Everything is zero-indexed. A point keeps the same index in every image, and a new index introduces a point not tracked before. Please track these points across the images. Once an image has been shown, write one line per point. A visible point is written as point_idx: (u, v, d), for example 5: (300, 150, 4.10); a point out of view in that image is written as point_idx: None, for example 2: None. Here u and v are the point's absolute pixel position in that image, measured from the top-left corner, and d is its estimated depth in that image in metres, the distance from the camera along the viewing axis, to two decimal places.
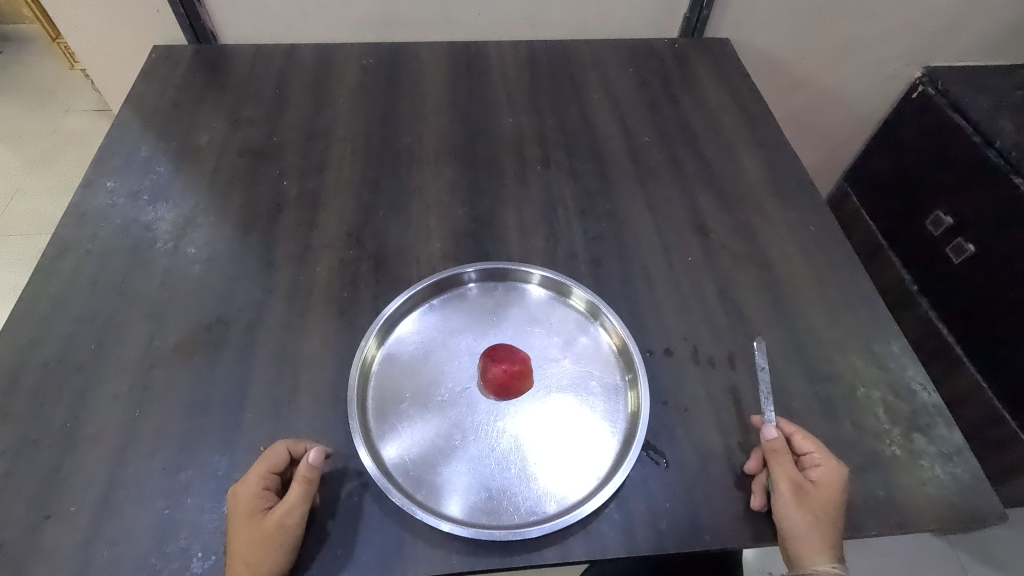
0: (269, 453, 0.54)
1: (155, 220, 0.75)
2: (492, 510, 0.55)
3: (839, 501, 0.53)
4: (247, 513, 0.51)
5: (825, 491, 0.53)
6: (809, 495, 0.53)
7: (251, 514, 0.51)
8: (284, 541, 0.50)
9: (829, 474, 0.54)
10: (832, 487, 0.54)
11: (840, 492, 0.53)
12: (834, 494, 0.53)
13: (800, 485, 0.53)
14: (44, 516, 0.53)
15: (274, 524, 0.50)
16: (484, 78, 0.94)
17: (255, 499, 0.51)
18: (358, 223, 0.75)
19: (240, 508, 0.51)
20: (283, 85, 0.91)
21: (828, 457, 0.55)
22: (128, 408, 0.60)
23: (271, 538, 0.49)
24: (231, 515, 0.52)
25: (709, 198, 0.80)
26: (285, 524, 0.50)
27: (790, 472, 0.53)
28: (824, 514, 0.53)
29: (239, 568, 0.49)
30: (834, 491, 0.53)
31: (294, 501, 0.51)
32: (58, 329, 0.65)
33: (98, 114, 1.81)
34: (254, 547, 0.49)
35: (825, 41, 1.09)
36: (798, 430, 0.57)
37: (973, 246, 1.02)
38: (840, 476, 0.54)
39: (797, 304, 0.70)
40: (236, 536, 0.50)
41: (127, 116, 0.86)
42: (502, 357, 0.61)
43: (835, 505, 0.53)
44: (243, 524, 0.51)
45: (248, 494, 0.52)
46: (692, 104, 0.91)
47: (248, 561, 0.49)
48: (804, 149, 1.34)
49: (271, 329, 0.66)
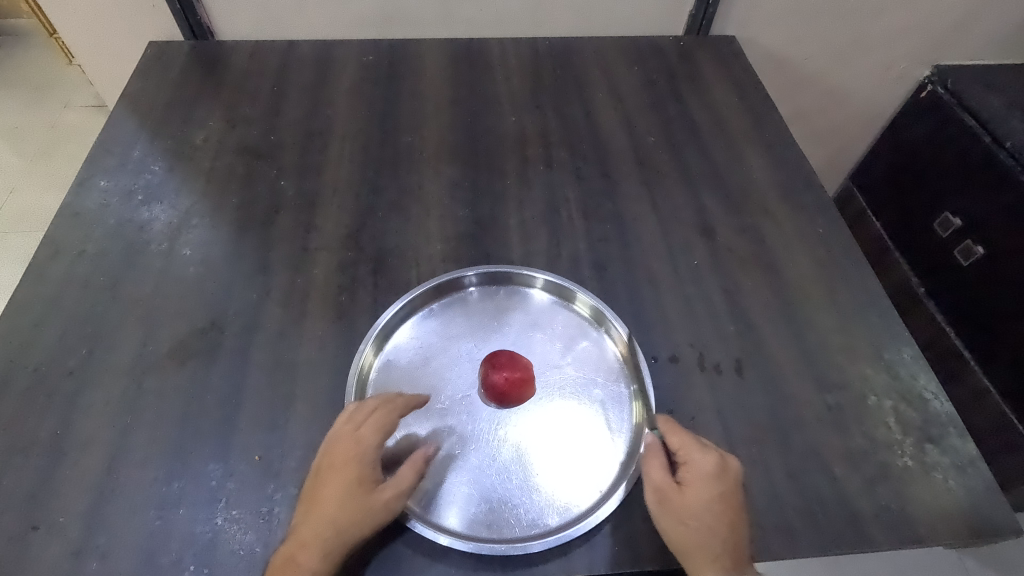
0: (384, 409, 0.55)
1: (150, 220, 0.73)
2: (493, 523, 0.53)
3: (715, 501, 0.51)
4: (349, 470, 0.52)
5: (695, 494, 0.51)
6: (676, 503, 0.52)
7: (352, 474, 0.51)
8: (379, 520, 0.50)
9: (696, 474, 0.52)
10: (704, 486, 0.52)
11: (715, 490, 0.51)
12: (704, 495, 0.51)
13: (665, 493, 0.52)
14: (33, 527, 0.52)
15: (378, 497, 0.50)
16: (486, 76, 0.92)
17: (365, 467, 0.52)
18: (357, 224, 0.73)
19: (349, 469, 0.52)
20: (281, 82, 0.90)
21: (695, 452, 0.53)
22: (121, 415, 0.58)
23: (371, 514, 0.50)
24: (334, 472, 0.52)
25: (715, 200, 0.78)
26: (388, 502, 0.50)
27: (651, 480, 0.53)
28: (698, 519, 0.50)
29: (327, 529, 0.49)
30: (705, 492, 0.51)
31: (403, 484, 0.51)
32: (48, 333, 0.63)
33: (95, 110, 1.79)
34: (350, 513, 0.50)
35: (833, 39, 1.07)
36: (668, 425, 0.55)
37: (982, 248, 1.00)
38: (713, 472, 0.52)
39: (805, 309, 0.68)
40: (334, 491, 0.51)
41: (122, 114, 0.84)
42: (503, 364, 0.60)
43: (710, 506, 0.51)
44: (345, 483, 0.51)
45: (359, 458, 0.52)
46: (698, 103, 0.90)
47: (338, 526, 0.49)
48: (810, 149, 1.32)
49: (267, 333, 0.64)
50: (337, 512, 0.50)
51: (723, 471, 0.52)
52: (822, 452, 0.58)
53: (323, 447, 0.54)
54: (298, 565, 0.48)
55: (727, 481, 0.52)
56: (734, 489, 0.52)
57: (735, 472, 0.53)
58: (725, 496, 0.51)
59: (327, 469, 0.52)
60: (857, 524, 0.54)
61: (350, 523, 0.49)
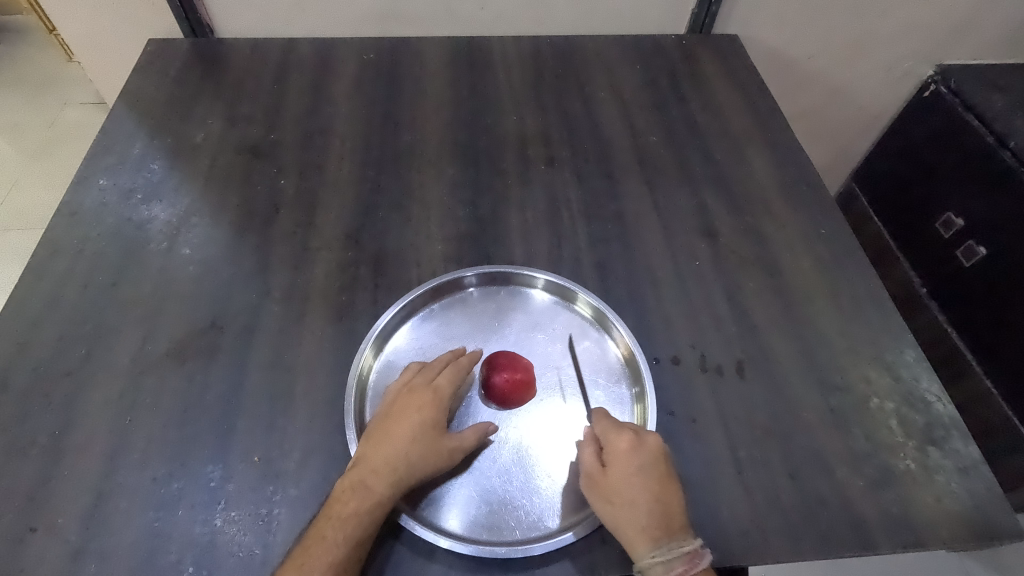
0: (456, 366, 0.58)
1: (149, 219, 0.73)
2: (493, 525, 0.53)
3: (636, 474, 0.51)
4: (424, 411, 0.55)
5: (617, 471, 0.52)
6: (603, 484, 0.52)
7: (427, 416, 0.54)
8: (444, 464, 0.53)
9: (616, 452, 0.53)
10: (624, 462, 0.52)
11: (634, 464, 0.52)
12: (626, 471, 0.51)
13: (593, 477, 0.53)
14: (31, 528, 0.52)
15: (448, 444, 0.54)
16: (487, 75, 0.92)
17: (440, 412, 0.55)
18: (357, 223, 0.73)
19: (426, 410, 0.55)
20: (281, 80, 0.89)
21: (616, 432, 0.54)
22: (120, 415, 0.58)
23: (439, 457, 0.53)
24: (412, 409, 0.55)
25: (718, 200, 0.78)
26: (456, 450, 0.54)
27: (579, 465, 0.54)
28: (624, 495, 0.51)
29: (400, 460, 0.52)
30: (625, 467, 0.52)
31: (472, 438, 0.55)
32: (47, 332, 0.63)
33: (95, 107, 1.78)
34: (422, 452, 0.53)
35: (837, 38, 1.06)
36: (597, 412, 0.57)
37: (984, 248, 0.99)
38: (630, 447, 0.53)
39: (808, 310, 0.68)
40: (409, 428, 0.54)
41: (121, 111, 0.84)
42: (504, 364, 0.59)
43: (633, 480, 0.51)
44: (420, 423, 0.54)
45: (436, 403, 0.55)
46: (701, 102, 0.89)
47: (410, 460, 0.52)
48: (812, 148, 1.31)
49: (267, 333, 0.64)
50: (410, 448, 0.53)
51: (642, 445, 0.53)
52: (825, 454, 0.58)
53: (398, 390, 0.57)
54: (369, 489, 0.50)
55: (647, 454, 0.52)
56: (657, 461, 0.52)
57: (656, 445, 0.53)
58: (647, 468, 0.52)
59: (402, 407, 0.55)
60: (859, 527, 0.54)
61: (421, 461, 0.52)
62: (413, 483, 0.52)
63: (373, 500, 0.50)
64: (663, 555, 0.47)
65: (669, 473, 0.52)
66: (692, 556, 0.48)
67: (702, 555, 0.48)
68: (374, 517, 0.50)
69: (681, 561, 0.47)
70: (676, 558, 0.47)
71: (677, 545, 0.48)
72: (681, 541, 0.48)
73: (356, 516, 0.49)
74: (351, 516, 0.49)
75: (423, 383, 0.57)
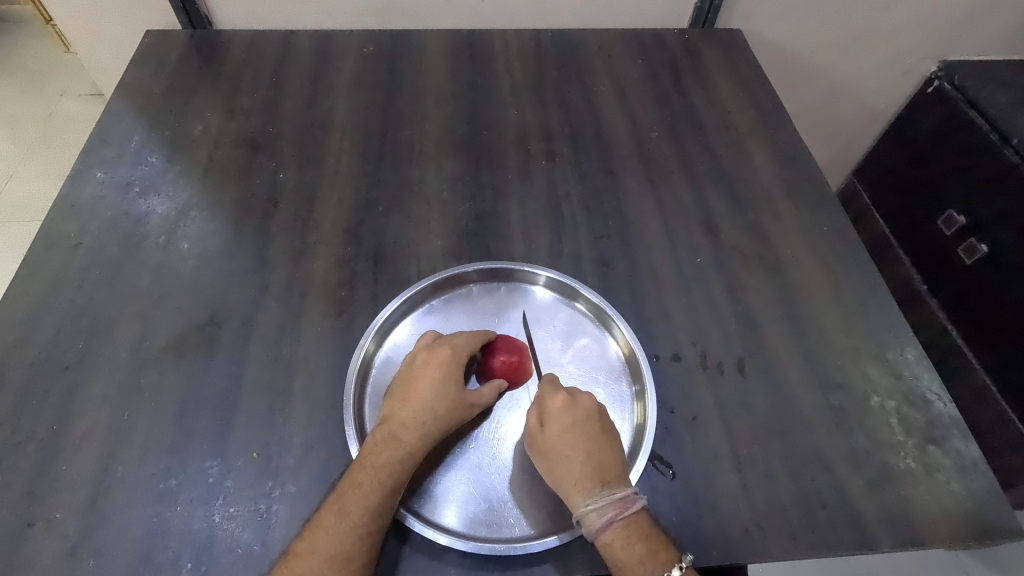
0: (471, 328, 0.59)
1: (147, 213, 0.73)
2: (492, 523, 0.53)
3: (570, 431, 0.53)
4: (445, 366, 0.55)
5: (551, 430, 0.54)
6: (541, 443, 0.54)
7: (448, 371, 0.55)
8: (464, 417, 0.55)
9: (550, 412, 0.54)
10: (559, 421, 0.54)
11: (568, 422, 0.53)
12: (561, 429, 0.53)
13: (531, 436, 0.54)
14: (29, 523, 0.52)
15: (469, 400, 0.55)
16: (488, 68, 0.91)
17: (461, 367, 0.56)
18: (356, 218, 0.73)
19: (449, 364, 0.56)
20: (280, 73, 0.88)
21: (550, 393, 0.55)
22: (117, 410, 0.58)
23: (460, 410, 0.55)
24: (434, 364, 0.56)
25: (720, 196, 0.77)
26: (477, 404, 0.55)
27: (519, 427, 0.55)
28: (559, 451, 0.52)
29: (425, 414, 0.53)
30: (558, 425, 0.53)
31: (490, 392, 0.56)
32: (45, 326, 0.63)
33: (93, 98, 1.77)
34: (446, 406, 0.54)
35: (841, 32, 1.05)
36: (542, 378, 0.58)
37: (986, 246, 0.99)
38: (564, 407, 0.54)
39: (809, 308, 0.68)
40: (431, 383, 0.54)
41: (118, 103, 0.83)
42: (500, 347, 0.59)
43: (567, 437, 0.53)
44: (443, 377, 0.55)
45: (458, 358, 0.56)
46: (703, 97, 0.89)
47: (435, 413, 0.53)
48: (814, 143, 1.30)
49: (265, 328, 0.64)
50: (434, 401, 0.54)
51: (575, 405, 0.55)
52: (825, 453, 0.58)
53: (417, 350, 0.58)
54: (400, 440, 0.52)
55: (580, 412, 0.54)
56: (590, 418, 0.54)
57: (589, 404, 0.55)
58: (581, 424, 0.54)
59: (422, 363, 0.56)
60: (858, 525, 0.54)
61: (444, 414, 0.54)
62: (439, 434, 0.53)
63: (404, 452, 0.52)
64: (596, 503, 0.50)
65: (602, 429, 0.54)
66: (624, 501, 0.50)
67: (634, 500, 0.51)
68: (406, 466, 0.51)
69: (614, 507, 0.49)
70: (609, 504, 0.50)
71: (610, 493, 0.50)
72: (614, 488, 0.51)
73: (389, 465, 0.51)
74: (384, 465, 0.51)
75: (442, 340, 0.58)
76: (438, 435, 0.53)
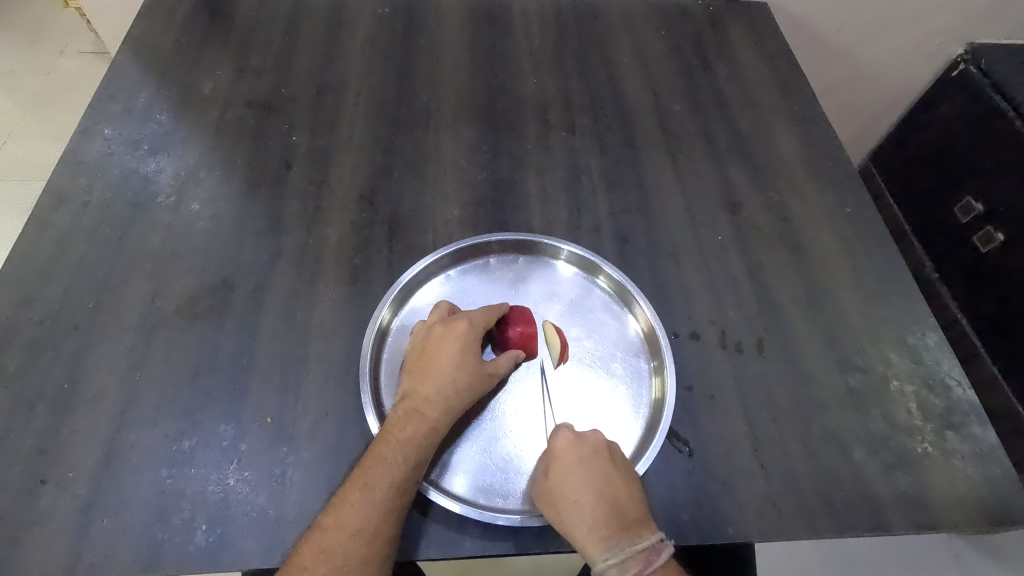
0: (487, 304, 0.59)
1: (156, 172, 0.71)
2: (509, 494, 0.53)
3: (578, 476, 0.50)
4: (463, 339, 0.55)
5: (558, 473, 0.51)
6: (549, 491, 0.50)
7: (467, 343, 0.55)
8: (484, 388, 0.55)
9: (556, 453, 0.52)
10: (565, 461, 0.51)
11: (574, 459, 0.51)
12: (569, 474, 0.51)
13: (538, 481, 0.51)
14: (41, 481, 0.51)
15: (487, 370, 0.55)
16: (507, 35, 0.88)
17: (477, 339, 0.56)
18: (370, 185, 0.71)
19: (463, 335, 0.55)
20: (293, 33, 0.86)
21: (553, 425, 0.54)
22: (129, 371, 0.57)
23: (481, 380, 0.54)
24: (449, 336, 0.55)
25: (742, 174, 0.75)
26: (495, 374, 0.55)
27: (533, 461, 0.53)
28: (568, 496, 0.50)
29: (448, 388, 0.53)
30: (564, 470, 0.51)
31: (505, 362, 0.56)
32: (54, 284, 0.61)
33: (95, 57, 1.73)
34: (468, 378, 0.54)
35: (868, 8, 1.02)
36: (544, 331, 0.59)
37: (1002, 235, 0.99)
38: (570, 447, 0.52)
39: (830, 290, 0.67)
40: (451, 356, 0.54)
41: (124, 58, 0.80)
42: (516, 318, 0.58)
43: (576, 481, 0.50)
44: (458, 350, 0.54)
45: (473, 331, 0.56)
46: (726, 71, 0.86)
47: (457, 385, 0.53)
48: (837, 123, 1.27)
49: (279, 293, 0.62)
50: (456, 374, 0.53)
51: (581, 441, 0.52)
52: (842, 435, 0.57)
53: (432, 327, 0.57)
54: (424, 415, 0.51)
55: (587, 451, 0.52)
56: (599, 457, 0.52)
57: (596, 440, 0.52)
58: (587, 464, 0.51)
59: (440, 337, 0.55)
60: (874, 508, 0.54)
61: (467, 386, 0.53)
62: (464, 407, 0.53)
63: (428, 427, 0.51)
64: (616, 557, 0.47)
65: (613, 470, 0.51)
66: (648, 553, 0.47)
67: (659, 548, 0.47)
68: (430, 442, 0.51)
69: (637, 561, 0.47)
70: (630, 557, 0.47)
71: (631, 544, 0.48)
72: (636, 537, 0.48)
73: (413, 440, 0.50)
74: (408, 440, 0.50)
75: (459, 312, 0.58)
76: (462, 406, 0.53)
